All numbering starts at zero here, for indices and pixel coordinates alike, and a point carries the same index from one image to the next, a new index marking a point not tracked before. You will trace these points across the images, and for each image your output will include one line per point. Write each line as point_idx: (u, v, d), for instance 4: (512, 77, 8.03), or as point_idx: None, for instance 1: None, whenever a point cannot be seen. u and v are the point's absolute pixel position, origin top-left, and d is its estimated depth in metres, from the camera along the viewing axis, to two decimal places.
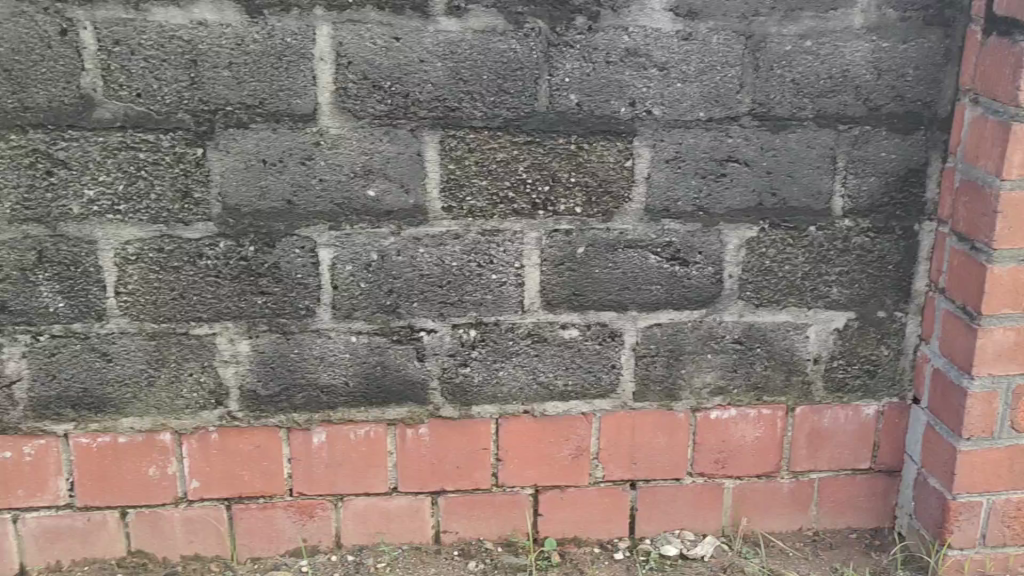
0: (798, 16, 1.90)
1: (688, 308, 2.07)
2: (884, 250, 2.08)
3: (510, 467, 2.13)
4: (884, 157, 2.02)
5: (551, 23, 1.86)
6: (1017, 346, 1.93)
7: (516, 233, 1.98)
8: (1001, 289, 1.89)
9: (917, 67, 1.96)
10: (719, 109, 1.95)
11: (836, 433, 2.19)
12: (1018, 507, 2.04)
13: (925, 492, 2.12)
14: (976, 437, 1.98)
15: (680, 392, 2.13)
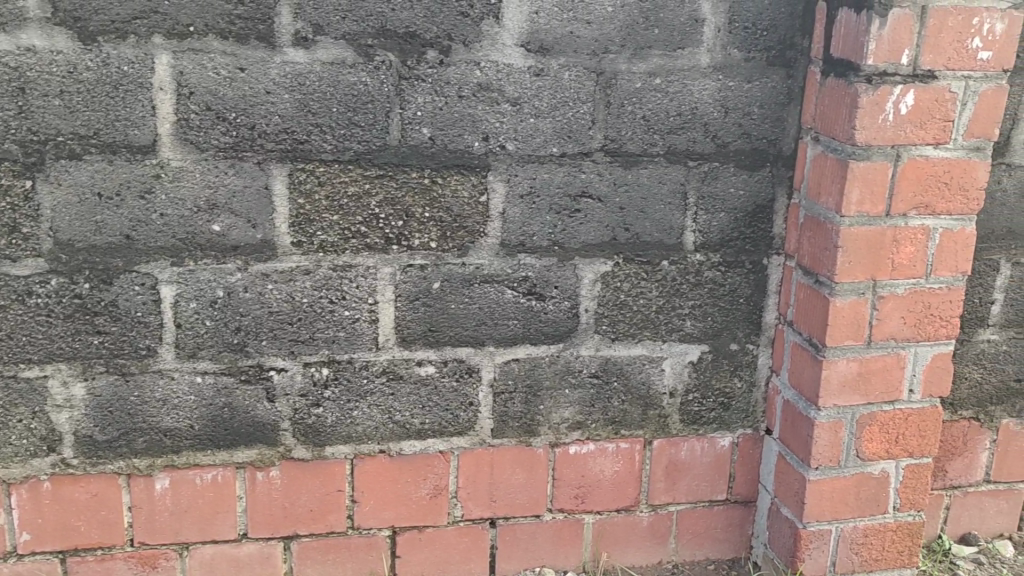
0: (647, 55, 1.93)
1: (545, 343, 2.07)
2: (735, 284, 2.13)
3: (366, 508, 2.08)
4: (733, 193, 2.07)
5: (402, 56, 1.84)
6: (860, 377, 1.99)
7: (369, 269, 1.94)
8: (843, 322, 1.95)
9: (761, 105, 2.02)
10: (572, 145, 1.96)
11: (692, 464, 2.21)
12: (865, 534, 2.10)
13: (778, 521, 2.16)
14: (824, 467, 2.03)
15: (539, 427, 2.11)
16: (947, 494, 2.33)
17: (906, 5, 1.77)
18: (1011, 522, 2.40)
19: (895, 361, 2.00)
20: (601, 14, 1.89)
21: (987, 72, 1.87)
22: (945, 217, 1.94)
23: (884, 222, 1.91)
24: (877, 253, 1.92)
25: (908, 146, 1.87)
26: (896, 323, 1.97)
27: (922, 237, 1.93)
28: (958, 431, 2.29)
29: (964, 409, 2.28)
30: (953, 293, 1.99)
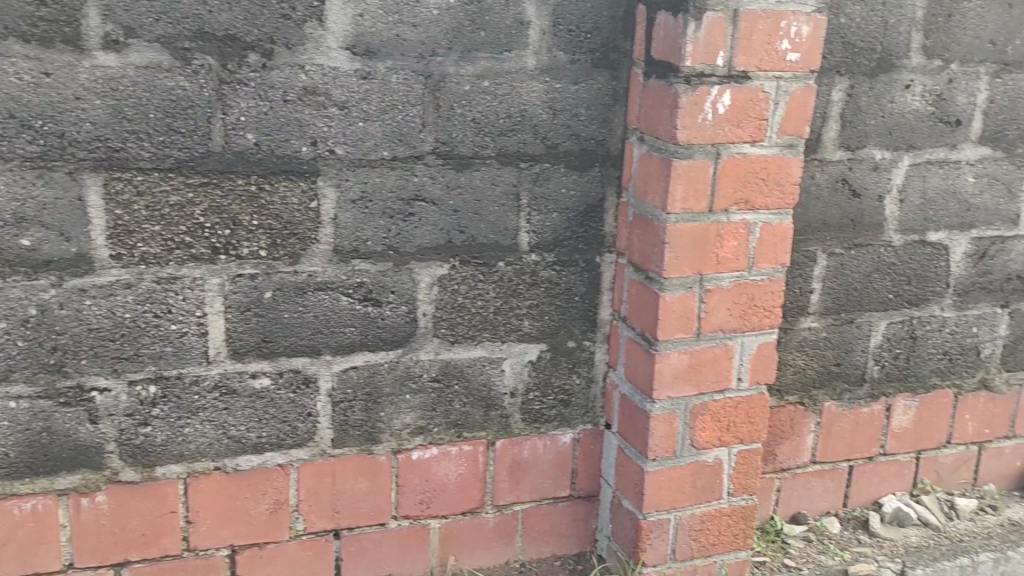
0: (474, 58, 1.94)
1: (383, 349, 2.04)
2: (570, 282, 2.16)
3: (203, 529, 2.00)
4: (564, 194, 2.10)
5: (222, 59, 1.78)
6: (691, 368, 2.05)
7: (196, 280, 1.87)
8: (673, 316, 2.00)
9: (588, 107, 2.06)
10: (403, 148, 1.94)
11: (535, 463, 2.24)
12: (702, 520, 2.17)
13: (620, 513, 2.20)
14: (661, 458, 2.08)
15: (380, 434, 2.09)
16: (778, 476, 2.44)
17: (719, 8, 1.84)
18: (836, 500, 2.53)
19: (724, 352, 2.08)
20: (427, 17, 1.88)
21: (796, 72, 1.97)
22: (764, 212, 2.03)
23: (707, 218, 1.97)
24: (703, 248, 1.99)
25: (727, 145, 1.94)
26: (722, 314, 2.05)
27: (743, 231, 2.02)
28: (785, 416, 2.39)
29: (790, 394, 2.39)
30: (774, 284, 2.08)
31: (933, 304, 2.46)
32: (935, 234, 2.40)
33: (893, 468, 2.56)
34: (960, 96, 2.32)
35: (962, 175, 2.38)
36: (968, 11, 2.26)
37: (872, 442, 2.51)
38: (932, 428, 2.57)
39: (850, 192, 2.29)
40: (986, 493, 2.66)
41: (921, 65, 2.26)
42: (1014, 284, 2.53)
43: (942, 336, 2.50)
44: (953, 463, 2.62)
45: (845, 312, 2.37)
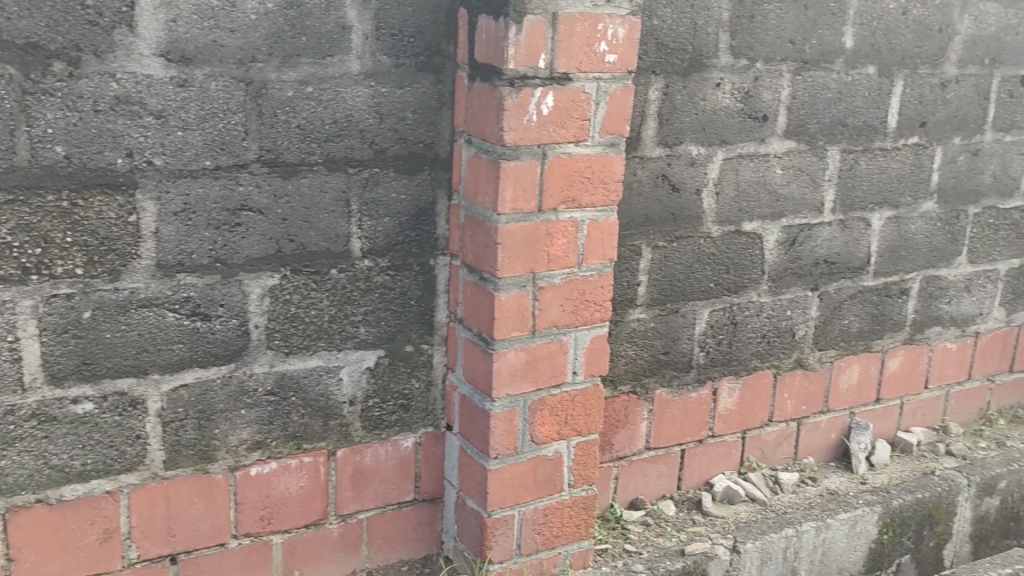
0: (296, 63, 1.90)
1: (215, 364, 1.98)
2: (405, 286, 2.15)
3: (27, 565, 1.88)
4: (395, 198, 2.09)
5: (25, 68, 1.68)
6: (527, 365, 2.09)
7: (6, 303, 1.76)
8: (509, 315, 2.03)
9: (415, 110, 2.06)
10: (226, 157, 1.89)
11: (377, 469, 2.22)
12: (545, 513, 2.21)
13: (465, 513, 2.22)
14: (503, 455, 2.11)
15: (215, 452, 2.03)
16: (615, 465, 2.51)
17: (538, 12, 1.88)
18: (671, 483, 2.63)
19: (559, 347, 2.13)
20: (244, 22, 1.83)
21: (614, 73, 2.03)
22: (590, 209, 2.09)
23: (537, 217, 2.01)
24: (533, 247, 2.02)
25: (552, 145, 1.99)
26: (556, 311, 2.09)
27: (572, 229, 2.07)
28: (619, 406, 2.47)
29: (623, 385, 2.47)
30: (603, 279, 2.15)
31: (750, 291, 2.59)
32: (749, 225, 2.53)
33: (722, 449, 2.69)
34: (766, 93, 2.46)
35: (771, 167, 2.52)
36: (769, 13, 2.39)
37: (701, 425, 2.63)
38: (754, 408, 2.71)
39: (670, 187, 2.38)
40: (806, 466, 2.83)
41: (729, 64, 2.38)
42: (822, 269, 2.70)
43: (759, 320, 2.64)
44: (775, 440, 2.78)
45: (671, 302, 2.47)
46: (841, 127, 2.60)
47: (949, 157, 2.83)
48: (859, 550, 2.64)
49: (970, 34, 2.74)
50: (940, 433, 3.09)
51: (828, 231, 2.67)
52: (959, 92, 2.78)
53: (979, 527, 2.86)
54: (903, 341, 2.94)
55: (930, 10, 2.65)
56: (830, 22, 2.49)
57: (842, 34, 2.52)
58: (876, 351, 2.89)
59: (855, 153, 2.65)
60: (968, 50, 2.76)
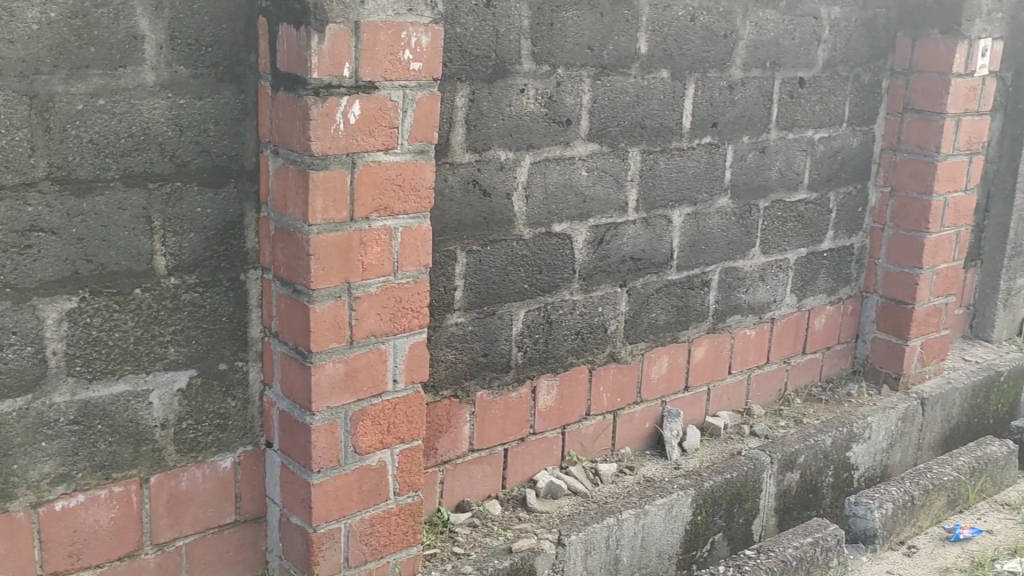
0: (85, 75, 1.81)
1: (9, 396, 1.86)
2: (215, 303, 2.09)
3: None
4: (200, 212, 2.03)
5: None
6: (347, 376, 2.07)
7: None
8: (325, 327, 2.01)
9: (217, 122, 2.00)
10: (12, 175, 1.78)
11: (194, 493, 2.15)
12: (371, 523, 2.20)
13: (290, 530, 2.18)
14: (325, 469, 2.08)
15: (15, 490, 1.90)
16: (441, 469, 2.53)
17: (339, 20, 1.87)
18: (496, 483, 2.67)
19: (378, 356, 2.12)
20: (25, 33, 1.73)
21: (420, 81, 2.04)
22: (403, 216, 2.09)
23: (349, 226, 2.00)
24: (347, 256, 2.01)
25: (361, 153, 1.98)
26: (373, 320, 2.09)
27: (386, 237, 2.07)
28: (441, 410, 2.49)
29: (444, 389, 2.48)
30: (419, 285, 2.16)
31: (563, 290, 2.67)
32: (559, 226, 2.61)
33: (543, 445, 2.75)
34: (568, 97, 2.53)
35: (576, 169, 2.60)
36: (567, 20, 2.47)
37: (522, 423, 2.69)
38: (572, 403, 2.79)
39: (481, 192, 2.42)
40: (623, 456, 2.94)
41: (532, 70, 2.44)
42: (629, 265, 2.81)
43: (573, 318, 2.72)
44: (593, 433, 2.87)
45: (487, 305, 2.51)
46: (640, 129, 2.72)
47: (740, 154, 3.01)
48: (676, 532, 2.76)
49: (752, 39, 2.93)
50: (745, 415, 3.27)
51: (633, 229, 2.78)
52: (745, 93, 2.96)
53: (783, 500, 3.05)
54: (707, 331, 3.10)
55: (715, 17, 2.80)
56: (625, 28, 2.60)
57: (636, 39, 2.63)
58: (683, 341, 3.04)
59: (654, 154, 2.77)
60: (751, 54, 2.94)
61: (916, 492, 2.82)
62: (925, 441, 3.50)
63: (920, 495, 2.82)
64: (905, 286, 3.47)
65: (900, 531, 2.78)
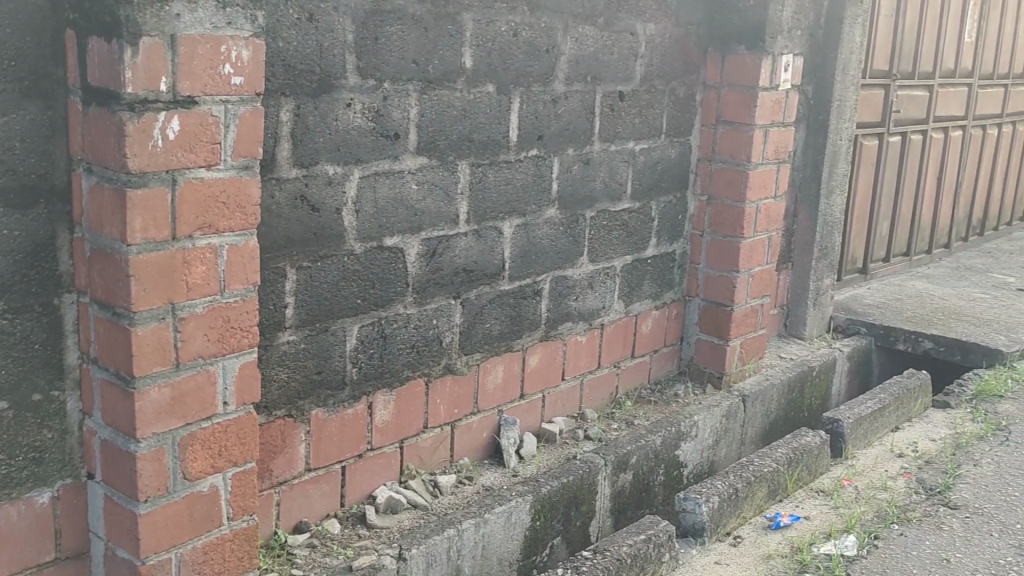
0: None
1: None
2: (27, 330, 1.98)
3: None
4: (7, 235, 1.92)
5: None
6: (173, 400, 2.00)
7: None
8: (148, 350, 1.94)
9: (23, 139, 1.90)
10: None
11: (10, 533, 2.02)
12: (204, 551, 2.13)
13: (116, 564, 2.08)
14: (153, 498, 2.00)
15: None
16: (276, 491, 2.47)
17: (154, 33, 1.81)
18: (334, 501, 2.64)
19: (206, 378, 2.06)
20: None
21: (241, 96, 2.00)
22: (228, 234, 2.04)
23: (171, 246, 1.94)
24: (169, 277, 1.94)
25: (181, 170, 1.92)
26: (199, 341, 2.03)
27: (211, 255, 2.01)
28: (275, 431, 2.44)
29: (277, 409, 2.44)
30: (247, 304, 2.11)
31: (397, 303, 2.67)
32: (390, 239, 2.60)
33: (382, 460, 2.74)
34: (395, 112, 2.54)
35: (406, 183, 2.61)
36: (391, 34, 2.47)
37: (360, 439, 2.66)
38: (410, 417, 2.79)
39: (309, 207, 2.39)
40: (462, 466, 2.96)
41: (358, 85, 2.43)
42: (462, 277, 2.84)
43: (408, 332, 2.72)
44: (432, 445, 2.88)
45: (320, 322, 2.48)
46: (468, 142, 2.75)
47: (565, 166, 3.09)
48: (515, 539, 2.80)
49: (573, 55, 3.01)
50: (579, 420, 3.36)
51: (464, 241, 2.81)
52: (568, 107, 3.05)
53: (617, 501, 3.14)
54: (539, 338, 3.16)
55: (537, 32, 2.87)
56: (449, 43, 2.63)
57: (461, 54, 2.67)
58: (517, 350, 3.09)
59: (482, 167, 2.81)
60: (572, 68, 3.02)
61: (740, 485, 2.97)
62: (747, 435, 3.69)
63: (744, 486, 2.97)
64: (724, 289, 3.65)
65: (726, 523, 2.91)
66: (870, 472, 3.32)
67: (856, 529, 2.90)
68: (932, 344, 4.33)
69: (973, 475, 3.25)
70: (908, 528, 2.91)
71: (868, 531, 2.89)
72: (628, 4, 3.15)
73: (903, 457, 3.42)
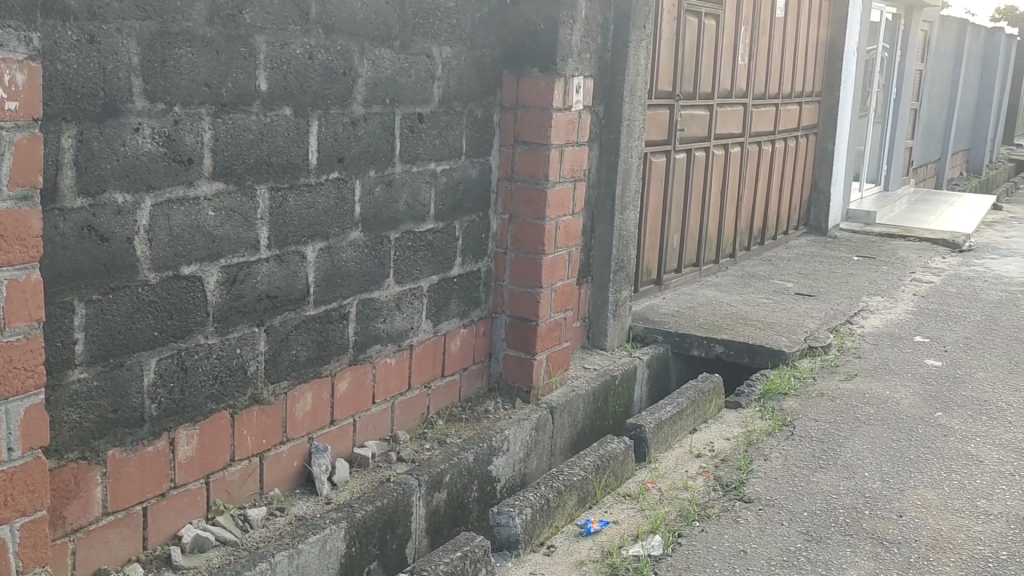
0: None
1: None
2: None
3: None
4: None
5: None
6: None
7: None
8: None
9: None
10: None
11: None
12: None
13: None
14: None
15: None
16: (71, 539, 2.32)
17: None
18: (135, 545, 2.51)
19: None
20: None
21: (17, 121, 1.89)
22: (7, 270, 1.92)
23: None
24: None
25: None
26: None
27: None
28: (67, 475, 2.30)
29: (69, 452, 2.30)
30: (31, 343, 1.99)
31: (197, 334, 2.58)
32: (187, 268, 2.51)
33: (186, 498, 2.63)
34: (188, 136, 2.46)
35: (201, 210, 2.53)
36: (180, 57, 2.40)
37: (162, 478, 2.55)
38: (215, 451, 2.70)
39: (97, 238, 2.27)
40: (272, 498, 2.88)
41: (146, 109, 2.34)
42: (265, 303, 2.78)
43: (210, 363, 2.63)
44: (239, 478, 2.79)
45: (114, 357, 2.36)
46: (266, 166, 2.70)
47: (367, 188, 3.08)
48: (330, 567, 2.75)
49: (370, 77, 3.02)
50: (391, 442, 3.34)
51: (266, 266, 2.75)
52: (368, 129, 3.04)
53: (433, 520, 3.15)
54: (348, 363, 3.13)
55: (332, 55, 2.86)
56: (242, 65, 2.57)
57: (255, 77, 2.62)
58: (325, 376, 3.05)
59: (282, 191, 2.77)
60: (370, 91, 3.03)
61: (550, 495, 3.04)
62: (556, 446, 3.78)
63: (554, 496, 3.04)
64: (528, 304, 3.74)
65: (539, 533, 2.97)
66: (672, 473, 3.47)
67: (661, 529, 3.03)
68: (723, 348, 4.59)
69: (764, 469, 3.47)
70: (708, 524, 3.07)
71: (672, 530, 3.03)
72: (423, 27, 3.19)
73: (701, 456, 3.60)
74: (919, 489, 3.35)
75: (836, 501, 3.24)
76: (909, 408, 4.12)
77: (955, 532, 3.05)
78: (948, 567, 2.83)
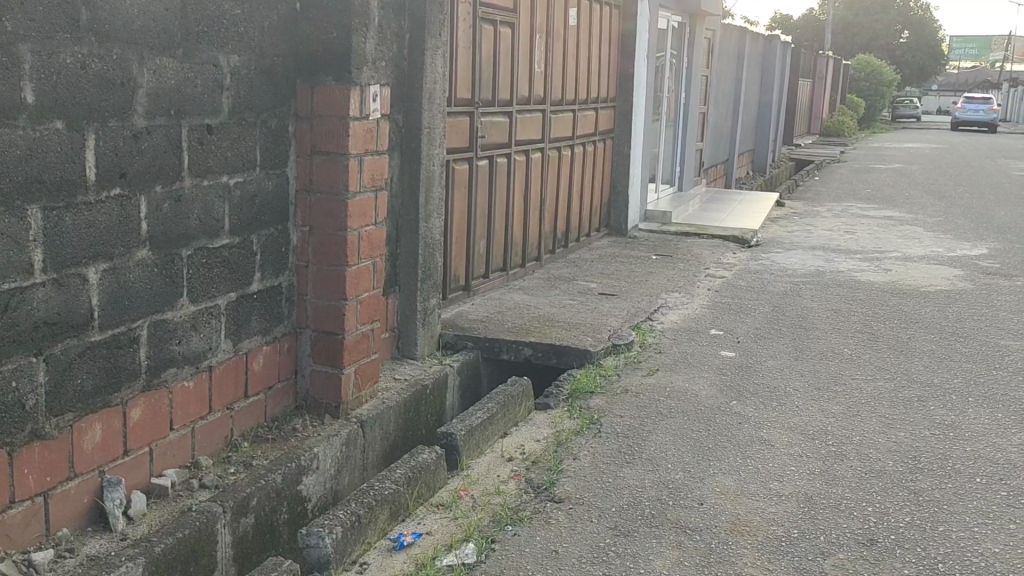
0: None
1: None
2: None
3: None
4: None
5: None
6: None
7: None
8: None
9: None
10: None
11: None
12: None
13: None
14: None
15: None
16: None
17: None
18: None
19: None
20: None
21: None
22: None
23: None
24: None
25: None
26: None
27: None
28: None
29: None
30: None
31: None
32: None
33: None
34: None
35: None
36: None
37: None
38: None
39: None
40: (60, 539, 2.69)
41: None
42: (43, 331, 2.59)
43: None
44: (21, 522, 2.58)
45: None
46: (38, 184, 2.52)
47: (154, 205, 2.93)
48: None
49: (152, 87, 2.87)
50: (192, 469, 3.19)
51: (42, 292, 2.57)
52: (151, 141, 2.89)
53: (240, 547, 3.03)
54: (141, 389, 2.97)
55: (108, 64, 2.70)
56: (6, 77, 2.39)
57: (20, 88, 2.43)
58: (115, 405, 2.87)
59: (57, 210, 2.59)
60: (152, 102, 2.88)
61: (361, 512, 2.98)
62: (368, 460, 3.72)
63: (365, 512, 2.99)
64: (333, 317, 3.66)
65: (351, 551, 2.91)
66: (484, 479, 3.48)
67: (474, 536, 3.03)
68: (531, 351, 4.65)
69: (573, 468, 3.53)
70: (521, 527, 3.10)
71: (484, 537, 3.03)
72: (207, 35, 3.06)
73: (512, 460, 3.63)
74: (717, 476, 3.51)
75: (642, 494, 3.34)
76: (707, 398, 4.31)
77: (751, 515, 3.20)
78: (745, 549, 2.97)
